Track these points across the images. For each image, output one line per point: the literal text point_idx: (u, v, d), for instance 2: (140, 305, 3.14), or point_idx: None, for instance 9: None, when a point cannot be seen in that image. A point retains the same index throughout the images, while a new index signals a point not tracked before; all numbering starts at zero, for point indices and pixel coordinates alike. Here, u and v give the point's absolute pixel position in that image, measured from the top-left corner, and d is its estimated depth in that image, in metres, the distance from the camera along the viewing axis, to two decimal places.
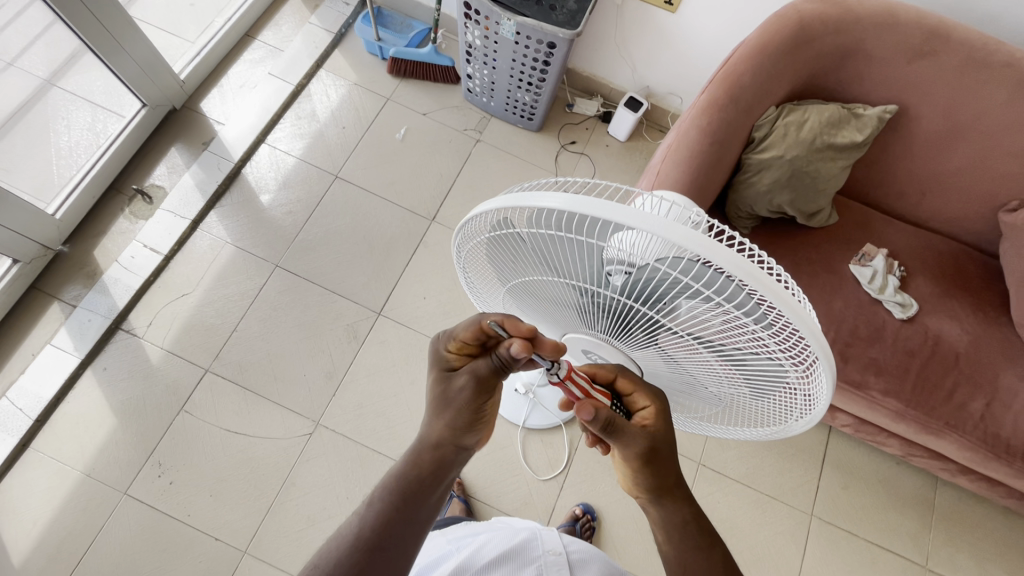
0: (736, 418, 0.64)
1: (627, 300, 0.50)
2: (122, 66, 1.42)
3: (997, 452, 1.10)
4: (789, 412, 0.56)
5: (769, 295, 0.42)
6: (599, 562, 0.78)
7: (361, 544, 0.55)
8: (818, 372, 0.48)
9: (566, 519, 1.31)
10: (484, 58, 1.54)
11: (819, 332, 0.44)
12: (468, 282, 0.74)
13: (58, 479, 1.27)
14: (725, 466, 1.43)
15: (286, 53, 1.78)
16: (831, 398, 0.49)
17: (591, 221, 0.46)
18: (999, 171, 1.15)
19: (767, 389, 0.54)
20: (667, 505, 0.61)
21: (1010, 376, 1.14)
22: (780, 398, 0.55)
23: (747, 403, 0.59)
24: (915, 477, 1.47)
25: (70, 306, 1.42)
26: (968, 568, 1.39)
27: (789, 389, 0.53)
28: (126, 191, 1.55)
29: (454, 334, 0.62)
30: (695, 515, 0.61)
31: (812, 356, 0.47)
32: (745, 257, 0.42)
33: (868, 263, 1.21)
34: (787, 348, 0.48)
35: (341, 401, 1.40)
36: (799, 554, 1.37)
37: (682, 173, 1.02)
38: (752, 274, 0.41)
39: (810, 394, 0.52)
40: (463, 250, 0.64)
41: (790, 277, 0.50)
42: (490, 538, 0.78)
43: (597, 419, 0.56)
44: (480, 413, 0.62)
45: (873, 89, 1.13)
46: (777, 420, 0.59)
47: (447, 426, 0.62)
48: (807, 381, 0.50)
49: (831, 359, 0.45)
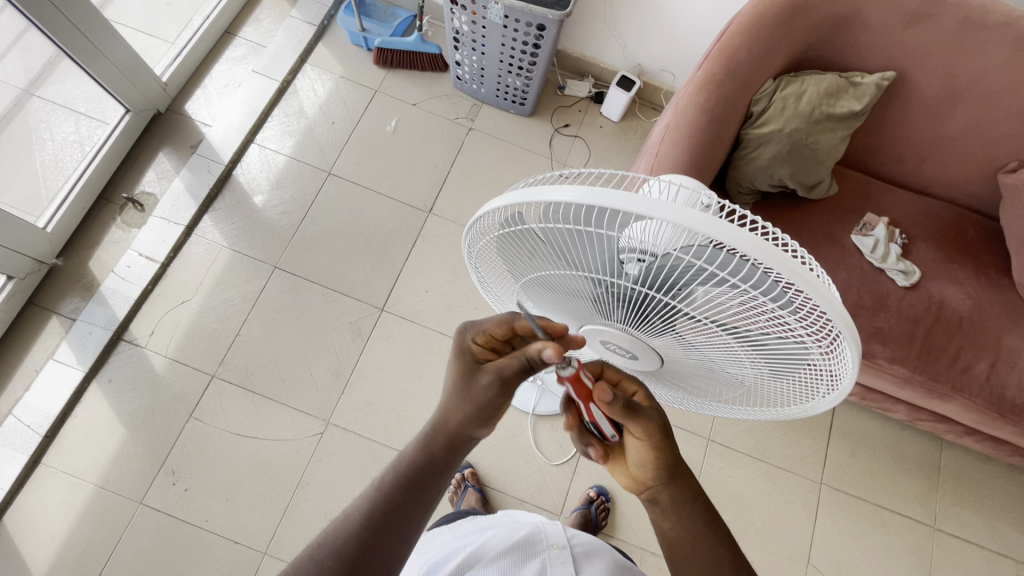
0: (756, 398, 0.65)
1: (643, 289, 0.50)
2: (102, 72, 1.38)
3: (1002, 412, 1.12)
4: (813, 390, 0.56)
5: (792, 276, 0.42)
6: (606, 559, 0.77)
7: (388, 544, 0.56)
8: (843, 349, 0.48)
9: (580, 502, 1.33)
10: (472, 44, 1.51)
11: (843, 309, 0.44)
12: (480, 279, 0.73)
13: (72, 493, 1.27)
14: (734, 441, 1.45)
15: (269, 49, 1.74)
16: (856, 374, 0.49)
17: (604, 212, 0.46)
18: (997, 133, 1.14)
19: (789, 369, 0.54)
20: (677, 483, 0.65)
21: (1014, 337, 1.15)
22: (804, 376, 0.54)
23: (769, 383, 0.58)
24: (921, 440, 1.49)
25: (69, 319, 1.41)
26: (975, 526, 1.42)
27: (813, 367, 0.52)
28: (116, 200, 1.53)
29: (484, 325, 0.62)
30: (700, 493, 0.66)
31: (836, 333, 0.47)
32: (765, 239, 0.41)
33: (870, 233, 1.21)
34: (809, 327, 0.48)
35: (349, 399, 1.40)
36: (810, 522, 1.39)
37: (683, 153, 1.01)
38: (774, 257, 0.41)
39: (833, 371, 0.52)
40: (473, 246, 0.63)
41: (809, 254, 0.50)
42: (496, 532, 0.78)
43: (617, 398, 0.59)
44: (491, 413, 0.63)
45: (871, 55, 1.11)
46: (800, 398, 0.59)
47: (476, 423, 0.62)
48: (830, 358, 0.50)
49: (856, 336, 0.45)
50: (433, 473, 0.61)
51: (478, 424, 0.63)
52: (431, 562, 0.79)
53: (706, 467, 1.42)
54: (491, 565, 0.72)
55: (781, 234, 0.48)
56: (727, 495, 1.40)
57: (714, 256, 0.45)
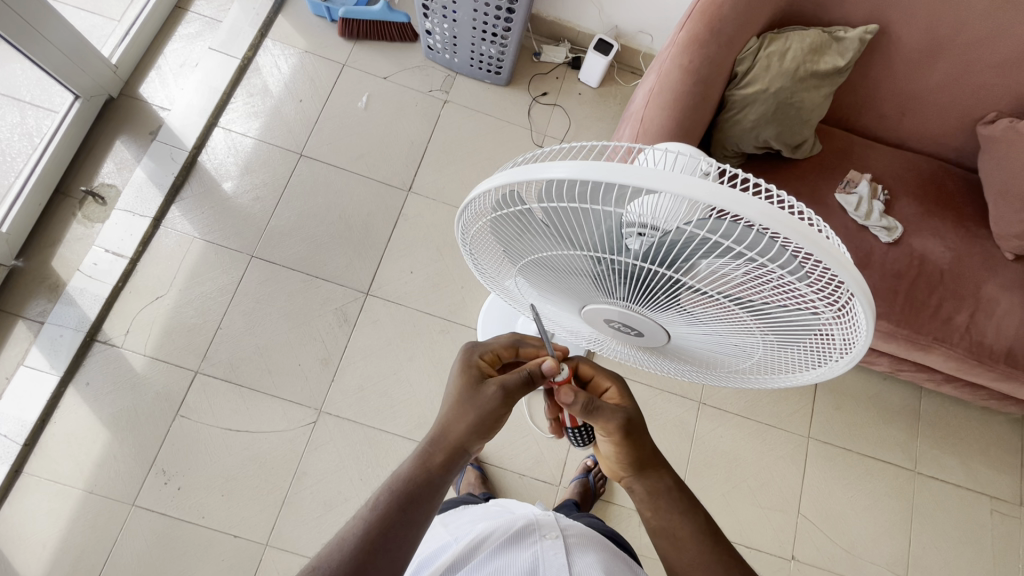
0: (759, 365, 0.64)
1: (647, 266, 0.48)
2: (45, 57, 1.29)
3: (982, 358, 1.15)
4: (823, 356, 0.56)
5: (806, 244, 0.40)
6: (598, 548, 0.78)
7: (393, 551, 0.55)
8: (856, 312, 0.47)
9: (578, 472, 1.34)
10: (443, 11, 1.44)
11: (857, 273, 0.43)
12: (474, 263, 0.70)
13: (60, 499, 1.24)
14: (724, 402, 1.48)
15: (225, 24, 1.64)
16: (869, 337, 0.48)
17: (608, 187, 0.43)
18: (976, 83, 1.15)
19: (798, 336, 0.53)
20: (649, 475, 0.69)
21: (992, 286, 1.18)
22: (814, 341, 0.54)
23: (776, 351, 0.58)
24: (903, 390, 1.54)
25: (37, 322, 1.34)
26: (953, 467, 1.49)
27: (823, 331, 0.52)
28: (74, 194, 1.44)
29: (492, 345, 0.70)
30: (675, 481, 0.69)
31: (849, 296, 0.46)
32: (780, 207, 0.40)
33: (853, 190, 1.21)
34: (821, 293, 0.47)
35: (340, 386, 1.37)
36: (799, 475, 1.44)
37: (668, 118, 0.98)
38: (788, 224, 0.39)
39: (844, 334, 0.51)
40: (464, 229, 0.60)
41: (819, 218, 0.48)
42: (490, 524, 0.78)
43: (577, 402, 0.65)
44: (493, 422, 0.65)
45: (855, 8, 1.09)
46: (809, 363, 0.58)
47: (473, 434, 0.63)
48: (842, 321, 0.49)
49: (869, 299, 0.44)
50: (427, 469, 0.61)
51: (477, 435, 0.64)
52: (423, 558, 0.78)
53: (698, 429, 1.45)
54: (485, 561, 0.71)
55: (791, 200, 0.46)
56: (720, 455, 1.44)
57: (724, 226, 0.43)
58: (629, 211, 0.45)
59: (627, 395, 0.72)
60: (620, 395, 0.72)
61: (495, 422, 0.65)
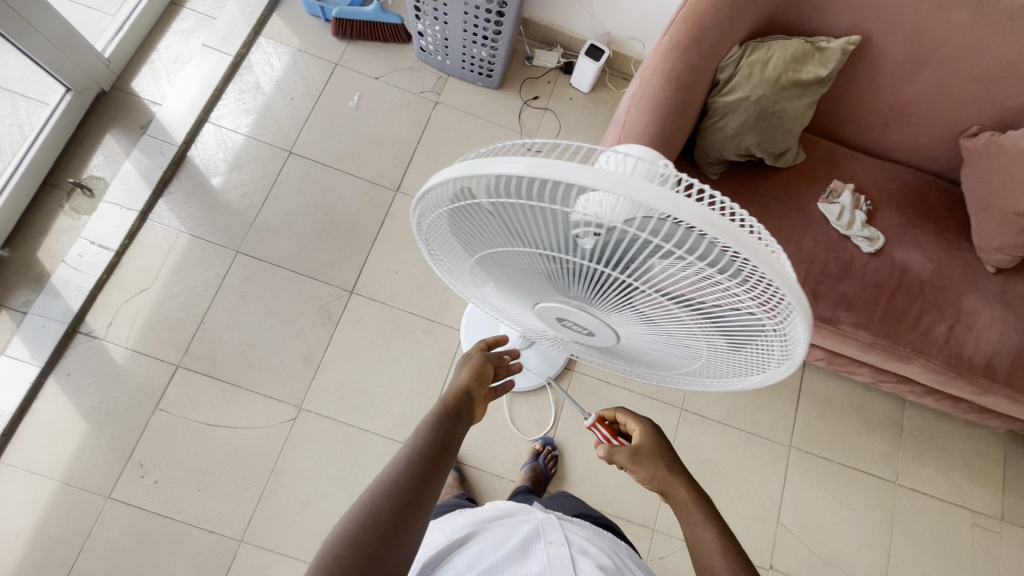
0: (714, 373, 0.64)
1: (593, 265, 0.49)
2: (37, 50, 1.30)
3: (961, 370, 1.16)
4: (770, 366, 0.56)
5: (742, 249, 0.41)
6: (606, 555, 0.76)
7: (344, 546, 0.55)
8: (794, 323, 0.47)
9: (529, 455, 1.37)
10: (434, 13, 1.45)
11: (792, 279, 0.43)
12: (437, 260, 0.70)
13: (35, 490, 1.23)
14: (707, 409, 1.48)
15: (219, 21, 1.65)
16: (807, 347, 0.48)
17: (551, 186, 0.43)
18: (959, 97, 1.15)
19: (744, 342, 0.53)
20: (673, 491, 0.74)
21: (973, 298, 1.18)
22: (758, 351, 0.54)
23: (726, 357, 0.58)
24: (887, 401, 1.54)
25: (21, 312, 1.34)
26: (935, 480, 1.48)
27: (766, 341, 0.52)
28: (62, 185, 1.45)
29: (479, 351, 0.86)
30: (694, 493, 0.72)
31: (788, 307, 0.46)
32: (715, 212, 0.40)
33: (836, 201, 1.21)
34: (760, 302, 0.47)
35: (321, 383, 1.37)
36: (780, 484, 1.44)
37: (649, 123, 1.00)
38: (720, 227, 0.40)
39: (786, 345, 0.51)
40: (422, 226, 0.60)
41: (765, 229, 0.49)
42: (495, 535, 0.76)
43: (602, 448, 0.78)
44: (482, 377, 0.79)
45: (837, 20, 1.10)
46: (757, 372, 0.59)
47: (474, 383, 0.77)
48: (781, 331, 0.49)
49: (806, 308, 0.44)
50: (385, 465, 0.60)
51: (475, 382, 0.77)
52: (423, 563, 0.77)
53: (680, 436, 1.45)
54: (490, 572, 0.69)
55: (736, 207, 0.46)
56: (701, 463, 1.43)
57: (663, 226, 0.43)
58: (572, 209, 0.45)
59: (646, 431, 0.80)
60: (639, 429, 0.81)
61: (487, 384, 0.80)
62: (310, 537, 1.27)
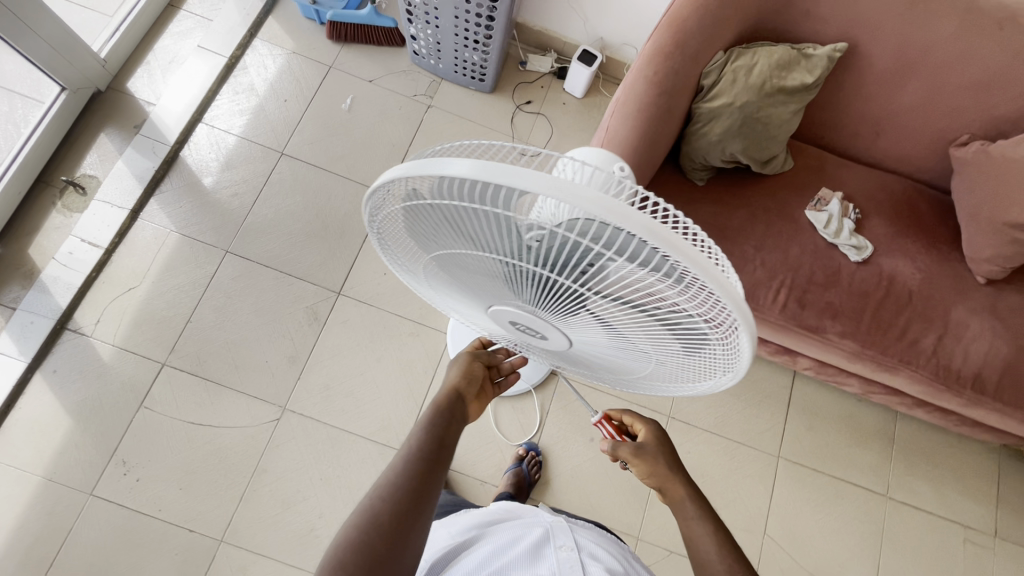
0: (674, 383, 0.63)
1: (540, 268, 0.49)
2: (32, 49, 1.31)
3: (948, 382, 1.14)
4: (720, 379, 0.56)
5: (683, 259, 0.40)
6: (614, 558, 0.76)
7: None
8: (739, 337, 0.47)
9: (512, 460, 1.36)
10: (426, 17, 1.46)
11: (735, 292, 0.43)
12: (399, 263, 0.70)
13: (18, 486, 1.24)
14: (695, 417, 1.47)
15: (215, 22, 1.66)
16: (751, 361, 0.48)
17: (490, 187, 0.43)
18: (948, 105, 1.14)
19: (695, 350, 0.53)
20: (672, 489, 0.73)
21: (962, 309, 1.17)
22: (708, 363, 0.54)
23: (679, 369, 0.58)
24: (878, 412, 1.52)
25: (10, 308, 1.35)
26: (926, 493, 1.46)
27: (714, 355, 0.52)
28: (55, 183, 1.46)
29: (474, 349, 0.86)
30: (691, 492, 0.72)
31: (732, 321, 0.46)
32: (658, 223, 0.40)
33: (824, 209, 1.20)
34: (706, 314, 0.47)
35: (306, 384, 1.37)
36: (767, 494, 1.42)
37: (632, 128, 1.00)
38: (653, 230, 0.39)
39: (731, 360, 0.51)
40: (378, 227, 0.60)
41: (714, 243, 0.49)
42: (504, 539, 0.76)
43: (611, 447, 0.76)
44: (473, 381, 0.79)
45: (824, 27, 1.09)
46: (710, 386, 0.58)
47: (463, 383, 0.77)
48: (727, 345, 0.49)
49: (748, 316, 0.44)
50: None
51: (467, 385, 0.78)
52: (434, 566, 0.77)
53: None
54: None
55: (684, 219, 0.46)
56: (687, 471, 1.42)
57: (600, 229, 0.43)
58: (513, 211, 0.45)
59: (653, 432, 0.78)
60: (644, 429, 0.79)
61: (480, 383, 0.80)
62: (291, 539, 1.26)
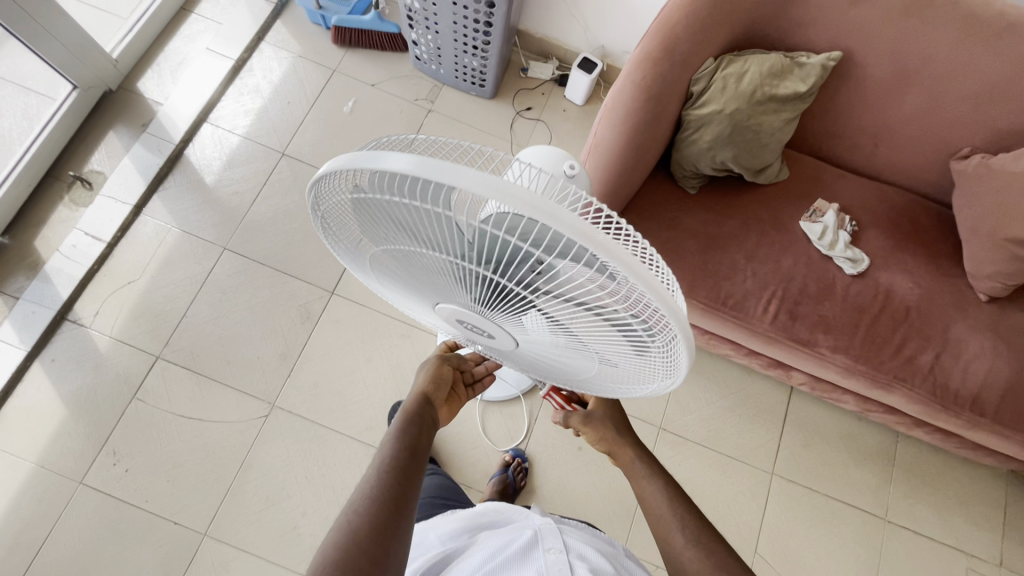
0: (627, 388, 0.63)
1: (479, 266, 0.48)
2: (46, 50, 1.36)
3: (946, 403, 1.10)
4: (665, 387, 0.55)
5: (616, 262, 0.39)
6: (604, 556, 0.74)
7: None
8: (677, 343, 0.47)
9: (498, 466, 1.35)
10: (426, 22, 1.48)
11: (670, 296, 0.42)
12: (357, 259, 0.70)
13: (12, 471, 1.27)
14: (687, 429, 1.44)
15: (225, 26, 1.70)
16: (689, 367, 0.48)
17: (424, 181, 0.43)
18: (948, 117, 1.12)
19: (638, 355, 0.52)
20: (619, 451, 0.77)
21: (962, 326, 1.13)
22: (652, 369, 0.53)
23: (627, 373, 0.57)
24: (877, 431, 1.48)
25: (13, 298, 1.39)
26: (927, 517, 1.41)
27: (656, 360, 0.51)
28: (64, 178, 1.51)
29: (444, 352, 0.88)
30: (638, 454, 0.75)
31: (670, 325, 0.45)
32: (591, 224, 0.39)
33: (819, 220, 1.18)
34: (644, 318, 0.46)
35: (296, 382, 1.38)
36: (759, 511, 1.38)
37: (619, 135, 1.02)
38: (581, 230, 0.38)
39: (672, 365, 0.51)
40: (332, 224, 0.61)
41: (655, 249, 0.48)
42: (493, 546, 0.74)
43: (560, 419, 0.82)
44: (443, 383, 0.81)
45: (818, 35, 1.08)
46: (657, 392, 0.58)
47: (431, 387, 0.79)
48: (666, 350, 0.49)
49: (681, 319, 0.43)
50: None
51: (436, 389, 0.79)
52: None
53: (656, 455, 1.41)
54: None
55: (623, 224, 0.46)
56: None
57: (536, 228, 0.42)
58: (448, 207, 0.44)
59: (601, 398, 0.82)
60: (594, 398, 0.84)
61: (449, 387, 0.82)
62: (274, 536, 1.27)
